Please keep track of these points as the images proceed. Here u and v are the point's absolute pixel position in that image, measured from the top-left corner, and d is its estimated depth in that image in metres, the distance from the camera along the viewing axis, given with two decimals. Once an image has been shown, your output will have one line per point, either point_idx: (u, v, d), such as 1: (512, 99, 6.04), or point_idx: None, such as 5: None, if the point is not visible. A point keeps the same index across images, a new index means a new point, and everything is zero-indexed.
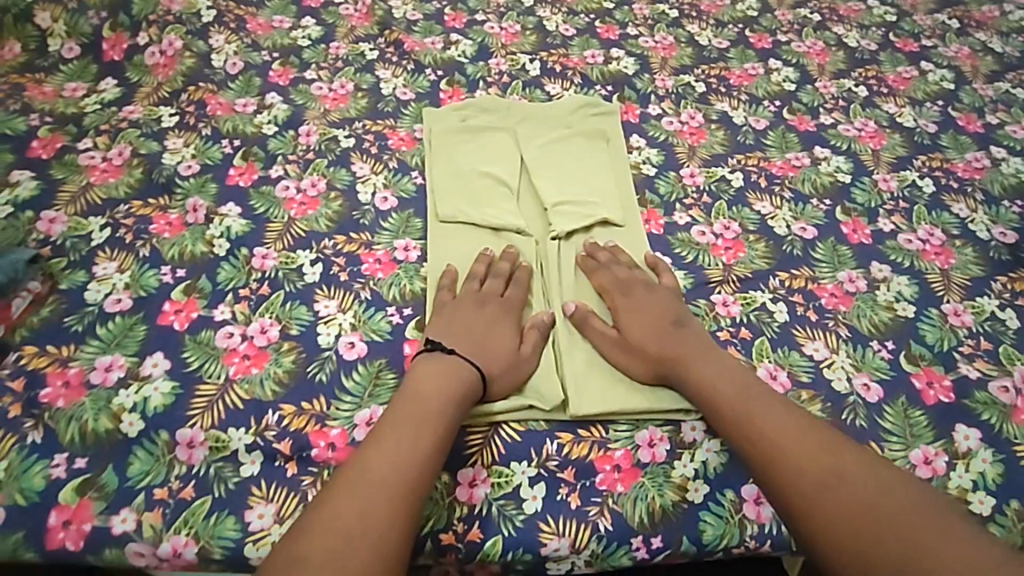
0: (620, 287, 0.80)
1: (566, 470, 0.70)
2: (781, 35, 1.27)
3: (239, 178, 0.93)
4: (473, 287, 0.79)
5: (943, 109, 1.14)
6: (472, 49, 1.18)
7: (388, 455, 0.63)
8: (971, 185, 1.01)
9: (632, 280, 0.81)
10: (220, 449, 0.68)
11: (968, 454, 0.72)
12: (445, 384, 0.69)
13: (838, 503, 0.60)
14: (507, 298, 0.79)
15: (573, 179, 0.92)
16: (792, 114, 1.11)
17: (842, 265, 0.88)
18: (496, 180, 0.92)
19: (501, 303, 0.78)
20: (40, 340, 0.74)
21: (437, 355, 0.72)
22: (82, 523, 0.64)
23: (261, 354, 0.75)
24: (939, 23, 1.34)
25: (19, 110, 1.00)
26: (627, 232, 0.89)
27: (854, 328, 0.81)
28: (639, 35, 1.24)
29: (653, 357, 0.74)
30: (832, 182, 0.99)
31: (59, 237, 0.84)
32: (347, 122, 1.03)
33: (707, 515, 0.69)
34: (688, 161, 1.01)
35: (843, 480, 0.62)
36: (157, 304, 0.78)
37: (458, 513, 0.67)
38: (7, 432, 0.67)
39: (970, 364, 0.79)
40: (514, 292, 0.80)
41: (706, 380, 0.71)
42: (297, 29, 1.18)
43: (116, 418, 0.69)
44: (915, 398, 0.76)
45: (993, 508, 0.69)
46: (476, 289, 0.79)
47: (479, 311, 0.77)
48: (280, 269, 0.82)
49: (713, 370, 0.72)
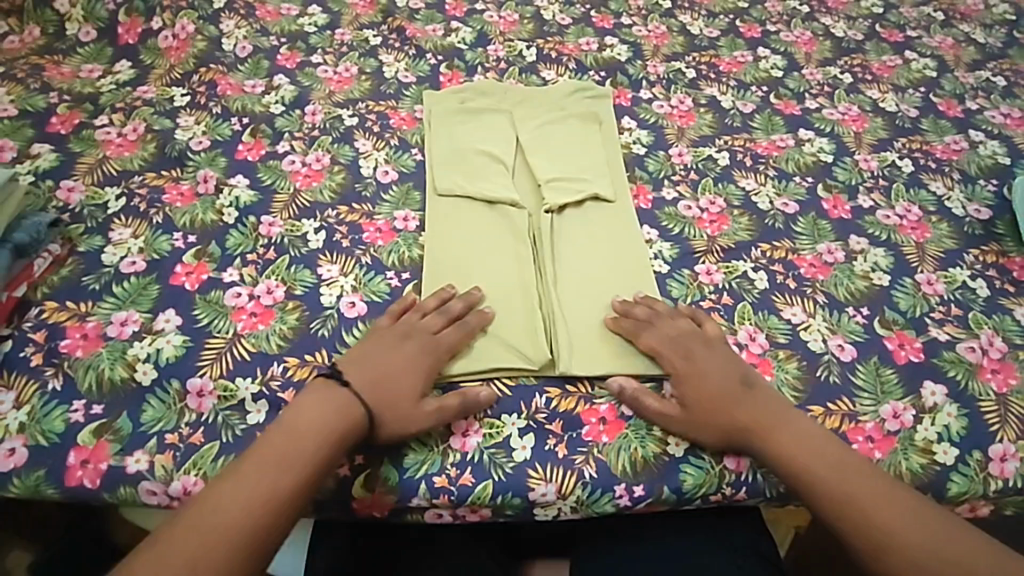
0: (675, 346, 0.76)
1: (554, 422, 0.74)
2: (770, 25, 1.32)
3: (247, 153, 0.98)
4: (412, 318, 0.77)
5: (924, 95, 1.18)
6: (472, 36, 1.23)
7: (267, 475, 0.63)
8: (950, 165, 1.05)
9: (687, 336, 0.77)
10: (228, 398, 0.73)
11: (934, 408, 0.79)
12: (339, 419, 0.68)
13: (887, 538, 0.65)
14: (437, 337, 0.75)
15: (566, 158, 0.97)
16: (779, 99, 1.15)
17: (822, 238, 0.93)
18: (492, 158, 0.96)
19: (426, 341, 0.75)
20: (59, 297, 0.79)
21: (336, 390, 0.70)
22: (99, 463, 0.68)
23: (267, 312, 0.79)
24: (925, 15, 1.38)
25: (39, 89, 1.05)
26: (617, 206, 0.93)
27: (831, 295, 0.86)
28: (632, 24, 1.29)
29: (729, 430, 0.72)
30: (815, 161, 1.04)
31: (77, 205, 0.88)
32: (351, 102, 1.07)
33: (687, 466, 0.72)
34: (677, 141, 1.05)
35: (889, 517, 0.66)
36: (169, 266, 0.82)
37: (452, 460, 0.71)
38: (29, 380, 0.72)
39: (940, 328, 0.85)
40: (448, 335, 0.76)
41: (774, 445, 0.71)
42: (304, 16, 1.23)
43: (131, 367, 0.74)
44: (886, 357, 0.82)
45: (956, 458, 0.76)
46: (414, 320, 0.76)
47: (399, 346, 0.74)
48: (286, 236, 0.87)
49: (786, 435, 0.71)
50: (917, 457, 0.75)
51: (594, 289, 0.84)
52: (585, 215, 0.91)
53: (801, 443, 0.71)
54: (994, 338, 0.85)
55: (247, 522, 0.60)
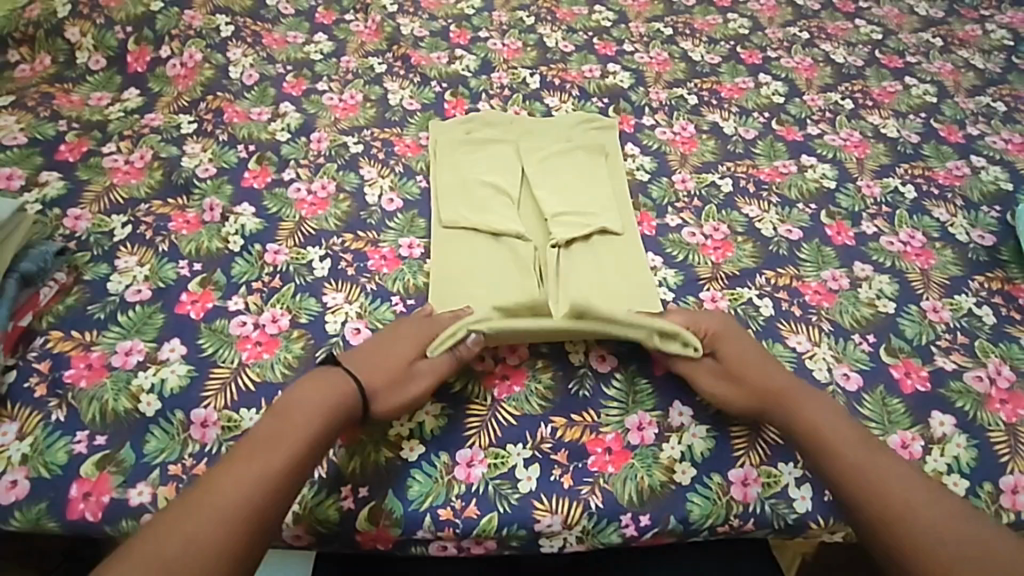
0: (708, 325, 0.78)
1: (559, 452, 0.72)
2: (771, 51, 1.34)
3: (254, 181, 0.99)
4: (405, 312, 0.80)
5: (925, 120, 1.19)
6: (476, 63, 1.24)
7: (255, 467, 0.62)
8: (951, 191, 1.05)
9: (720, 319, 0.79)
10: (232, 428, 0.72)
11: (943, 438, 0.76)
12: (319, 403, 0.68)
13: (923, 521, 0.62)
14: (431, 321, 0.77)
15: (573, 190, 0.97)
16: (780, 125, 1.16)
17: (825, 265, 0.92)
18: (498, 189, 0.96)
19: (419, 324, 0.77)
20: (64, 325, 0.79)
21: (335, 369, 0.71)
22: (101, 495, 0.68)
23: (272, 341, 0.79)
24: (923, 42, 1.40)
25: (48, 117, 1.06)
26: (624, 240, 0.93)
27: (837, 323, 0.85)
28: (634, 51, 1.31)
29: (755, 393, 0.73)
30: (818, 188, 1.04)
31: (83, 233, 0.89)
32: (356, 129, 1.09)
33: (694, 496, 0.71)
34: (680, 168, 1.06)
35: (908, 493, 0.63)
36: (175, 295, 0.82)
37: (456, 491, 0.70)
38: (33, 411, 0.72)
39: (947, 356, 0.83)
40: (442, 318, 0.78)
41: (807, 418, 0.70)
42: (310, 44, 1.25)
43: (134, 398, 0.73)
44: (893, 387, 0.80)
45: (966, 490, 0.73)
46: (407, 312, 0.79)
47: (392, 331, 0.76)
48: (291, 264, 0.87)
49: (811, 404, 0.71)
50: None
51: None
52: (592, 249, 0.91)
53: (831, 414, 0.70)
54: (1001, 367, 0.82)
55: (216, 528, 0.57)
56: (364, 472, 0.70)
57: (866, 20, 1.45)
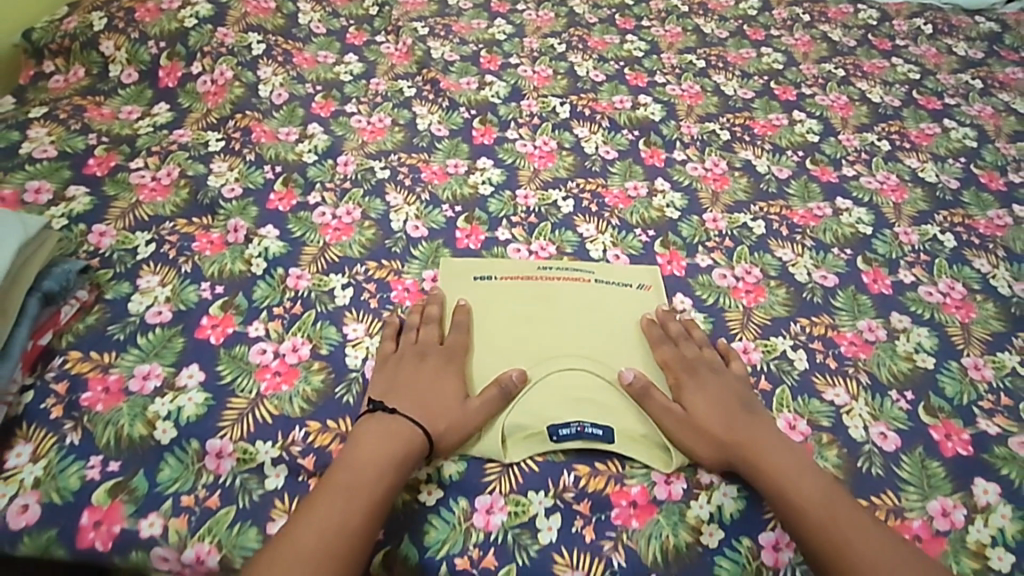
0: (685, 365, 0.78)
1: (582, 502, 0.70)
2: (806, 88, 1.32)
3: (279, 203, 0.98)
4: (411, 340, 0.80)
5: (965, 166, 1.16)
6: (506, 90, 1.24)
7: (322, 521, 0.61)
8: (993, 241, 1.02)
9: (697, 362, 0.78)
10: (247, 461, 0.70)
11: (987, 508, 0.71)
12: (383, 441, 0.68)
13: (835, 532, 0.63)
14: (446, 345, 0.79)
15: (602, 348, 0.82)
16: (815, 165, 1.14)
17: (862, 314, 0.89)
18: (572, 373, 0.78)
19: (441, 352, 0.78)
20: (84, 346, 0.77)
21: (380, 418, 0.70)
22: (112, 525, 0.66)
23: (292, 371, 0.77)
24: (962, 83, 1.37)
25: (79, 130, 1.06)
26: (619, 291, 0.89)
27: (874, 376, 0.82)
28: (666, 83, 1.29)
29: (735, 397, 0.75)
30: (853, 233, 1.01)
31: (107, 250, 0.88)
32: (383, 154, 1.08)
33: (722, 559, 0.67)
34: (711, 206, 1.04)
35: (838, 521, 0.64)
36: (195, 318, 0.81)
37: (474, 539, 0.67)
38: (48, 432, 0.70)
39: (990, 419, 0.78)
40: (453, 338, 0.80)
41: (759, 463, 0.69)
42: (341, 65, 1.25)
43: (150, 424, 0.71)
44: (933, 449, 0.75)
45: (1013, 566, 0.67)
46: (415, 340, 0.79)
47: (420, 364, 0.76)
48: (312, 290, 0.86)
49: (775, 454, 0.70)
50: (969, 562, 0.68)
51: (592, 322, 0.84)
52: (593, 310, 0.86)
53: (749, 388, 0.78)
54: None
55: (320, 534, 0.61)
56: None
57: (903, 59, 1.43)
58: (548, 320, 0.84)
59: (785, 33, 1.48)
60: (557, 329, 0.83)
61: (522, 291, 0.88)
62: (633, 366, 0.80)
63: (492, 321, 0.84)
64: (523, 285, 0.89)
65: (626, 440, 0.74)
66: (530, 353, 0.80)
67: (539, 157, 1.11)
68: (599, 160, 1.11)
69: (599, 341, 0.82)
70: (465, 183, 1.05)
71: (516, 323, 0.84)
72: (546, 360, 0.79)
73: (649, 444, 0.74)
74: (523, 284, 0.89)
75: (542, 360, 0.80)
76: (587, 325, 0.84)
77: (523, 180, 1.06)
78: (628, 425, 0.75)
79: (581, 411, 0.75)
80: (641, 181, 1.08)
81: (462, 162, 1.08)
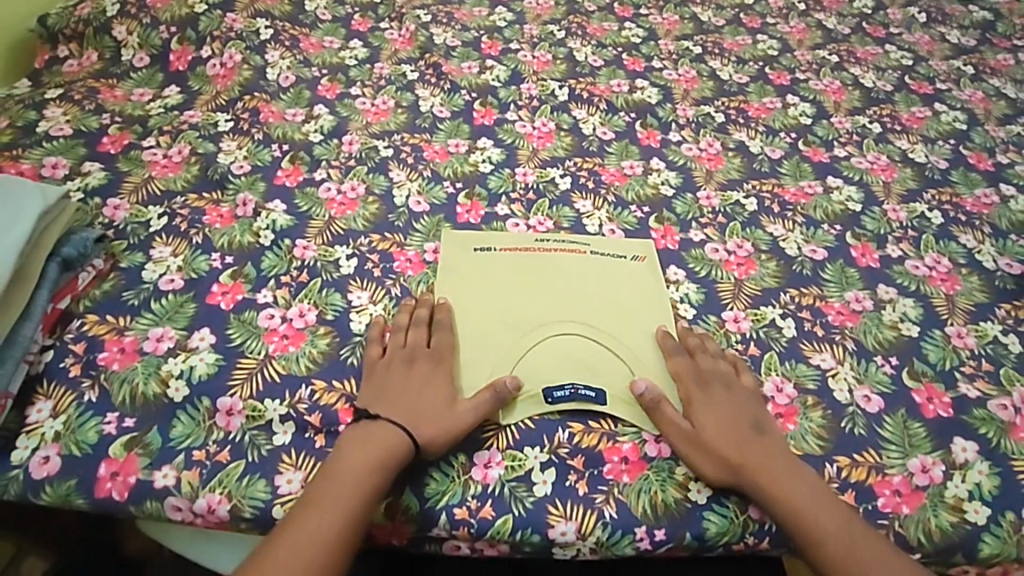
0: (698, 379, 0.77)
1: (576, 458, 0.73)
2: (800, 73, 1.34)
3: (286, 179, 1.01)
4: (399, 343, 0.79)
5: (954, 147, 1.19)
6: (506, 74, 1.27)
7: (318, 533, 0.63)
8: (979, 218, 1.05)
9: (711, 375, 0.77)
10: (256, 418, 0.73)
11: (965, 465, 0.74)
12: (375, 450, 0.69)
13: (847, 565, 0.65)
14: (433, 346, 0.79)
15: (596, 316, 0.85)
16: (807, 146, 1.16)
17: (849, 285, 0.92)
18: (566, 339, 0.82)
19: (429, 355, 0.78)
20: (100, 310, 0.81)
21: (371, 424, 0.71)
22: (128, 476, 0.69)
23: (299, 334, 0.81)
24: (954, 69, 1.40)
25: (93, 110, 1.10)
26: (613, 263, 0.92)
27: (859, 343, 0.85)
28: (663, 68, 1.32)
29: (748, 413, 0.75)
30: (843, 210, 1.04)
31: (122, 223, 0.92)
32: (387, 134, 1.11)
33: (710, 514, 0.70)
34: (705, 184, 1.07)
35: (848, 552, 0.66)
36: (206, 285, 0.85)
37: (473, 492, 0.70)
38: (67, 390, 0.74)
39: (971, 383, 0.81)
40: (441, 338, 0.80)
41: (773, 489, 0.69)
42: (345, 50, 1.28)
43: (163, 383, 0.75)
44: (915, 410, 0.78)
45: (988, 518, 0.71)
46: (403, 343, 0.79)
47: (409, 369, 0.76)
48: (319, 260, 0.89)
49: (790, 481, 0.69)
50: (947, 515, 0.71)
51: (588, 292, 0.87)
52: (590, 280, 0.89)
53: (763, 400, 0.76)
54: None
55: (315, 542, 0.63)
56: None
57: (896, 46, 1.45)
58: (544, 290, 0.87)
59: (781, 21, 1.50)
60: (554, 297, 0.86)
61: (520, 261, 0.91)
62: (626, 335, 0.83)
63: (492, 290, 0.87)
64: (521, 257, 0.91)
65: (618, 401, 0.77)
66: (526, 321, 0.83)
67: (537, 138, 1.14)
68: (596, 140, 1.14)
69: (595, 312, 0.85)
70: (466, 162, 1.08)
71: (513, 293, 0.87)
72: (543, 326, 0.83)
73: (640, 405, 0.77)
74: (521, 256, 0.92)
75: (537, 327, 0.83)
76: (582, 293, 0.87)
77: (522, 158, 1.10)
78: (620, 386, 0.78)
79: (575, 374, 0.78)
80: (637, 160, 1.11)
81: (463, 142, 1.11)
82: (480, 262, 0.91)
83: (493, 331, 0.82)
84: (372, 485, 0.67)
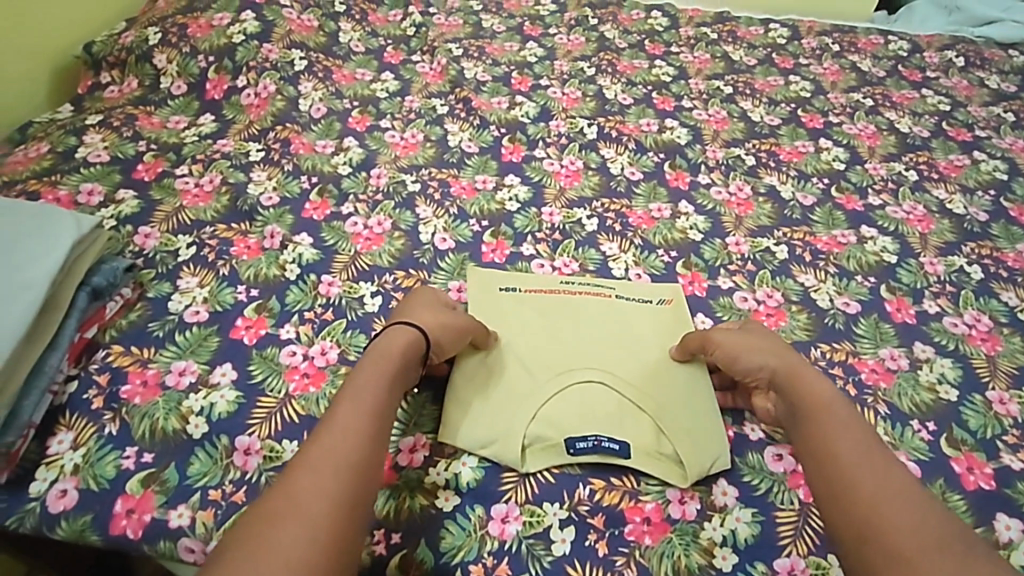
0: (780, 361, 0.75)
1: (596, 516, 0.71)
2: (833, 116, 1.33)
3: (313, 212, 1.02)
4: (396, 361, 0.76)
5: (994, 198, 1.15)
6: (535, 110, 1.27)
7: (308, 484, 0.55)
8: (1021, 275, 1.01)
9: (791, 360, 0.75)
10: (273, 459, 0.73)
11: (1009, 545, 0.70)
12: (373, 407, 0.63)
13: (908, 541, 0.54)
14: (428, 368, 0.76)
15: (623, 361, 0.83)
16: (840, 193, 1.14)
17: (884, 342, 0.89)
18: (590, 385, 0.79)
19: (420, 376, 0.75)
20: (126, 341, 0.82)
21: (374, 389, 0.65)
22: (143, 513, 0.68)
23: (320, 373, 0.80)
24: (994, 116, 1.37)
25: (130, 137, 1.12)
26: (638, 309, 0.90)
27: (894, 406, 0.81)
28: (693, 108, 1.31)
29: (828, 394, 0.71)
30: (877, 261, 1.01)
31: (151, 251, 0.93)
32: (415, 168, 1.12)
33: None
34: (735, 230, 1.06)
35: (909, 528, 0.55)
36: (230, 319, 0.85)
37: (489, 547, 0.68)
38: (88, 422, 0.74)
39: (1014, 454, 0.78)
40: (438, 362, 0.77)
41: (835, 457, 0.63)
42: (377, 82, 1.30)
43: (183, 418, 0.75)
44: (954, 481, 0.75)
45: None
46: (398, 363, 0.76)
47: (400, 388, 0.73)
48: (343, 297, 0.89)
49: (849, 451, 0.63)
50: None
51: (614, 336, 0.86)
52: (615, 324, 0.87)
53: (828, 392, 0.70)
54: None
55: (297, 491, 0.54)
56: (398, 518, 0.70)
57: (933, 90, 1.43)
58: (569, 334, 0.86)
59: (814, 62, 1.49)
60: (578, 341, 0.85)
61: (543, 303, 0.90)
62: (650, 384, 0.80)
63: (515, 332, 0.86)
64: (545, 300, 0.90)
65: (642, 455, 0.75)
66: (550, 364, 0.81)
67: (565, 176, 1.13)
68: (624, 181, 1.13)
69: (620, 358, 0.83)
70: (492, 199, 1.07)
71: (537, 335, 0.85)
72: (566, 372, 0.81)
73: (666, 462, 0.75)
74: (545, 298, 0.91)
75: (561, 370, 0.81)
76: (606, 338, 0.85)
77: (549, 197, 1.09)
78: (645, 439, 0.75)
79: (597, 424, 0.76)
80: (665, 202, 1.10)
81: (491, 178, 1.11)
82: (504, 303, 0.89)
83: (518, 374, 0.80)
84: (366, 437, 0.60)
